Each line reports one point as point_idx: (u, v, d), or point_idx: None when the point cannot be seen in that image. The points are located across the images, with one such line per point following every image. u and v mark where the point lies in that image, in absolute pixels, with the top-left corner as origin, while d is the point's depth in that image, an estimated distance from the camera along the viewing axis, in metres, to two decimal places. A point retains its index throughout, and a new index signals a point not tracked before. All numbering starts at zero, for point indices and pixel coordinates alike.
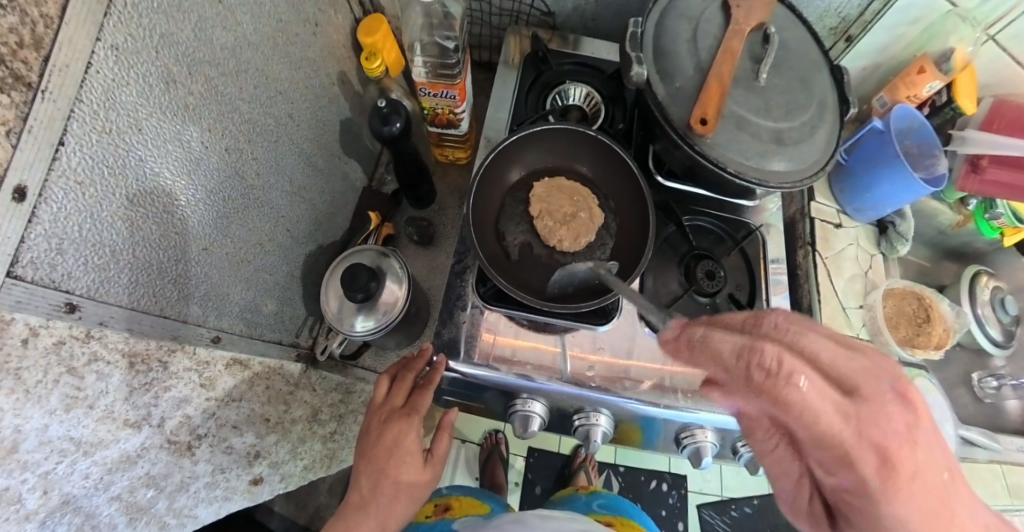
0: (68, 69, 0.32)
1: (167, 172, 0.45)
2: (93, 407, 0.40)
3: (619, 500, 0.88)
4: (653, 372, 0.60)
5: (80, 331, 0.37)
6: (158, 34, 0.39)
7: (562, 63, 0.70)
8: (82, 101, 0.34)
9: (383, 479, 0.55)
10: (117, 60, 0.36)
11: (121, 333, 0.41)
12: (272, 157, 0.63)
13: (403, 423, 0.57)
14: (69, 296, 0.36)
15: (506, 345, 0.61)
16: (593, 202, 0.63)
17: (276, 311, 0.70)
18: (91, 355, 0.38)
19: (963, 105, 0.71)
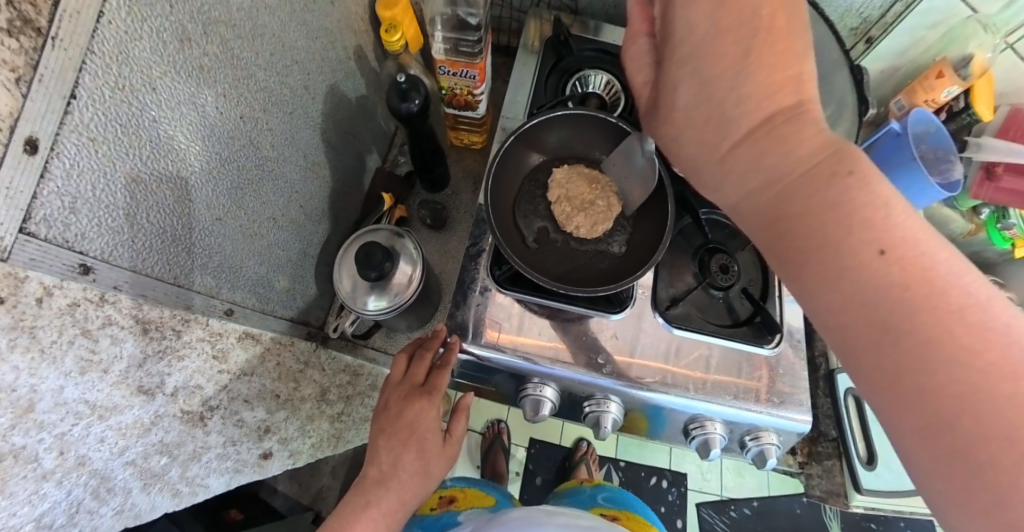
0: (80, 16, 0.31)
1: (181, 135, 0.44)
2: (108, 372, 0.40)
3: (623, 493, 0.89)
4: (655, 369, 0.60)
5: (94, 294, 0.37)
6: None
7: (584, 49, 0.68)
8: (94, 53, 0.33)
9: (405, 454, 0.57)
10: (130, 12, 0.35)
11: (133, 299, 0.41)
12: (288, 130, 0.62)
13: (423, 401, 0.59)
14: (84, 258, 0.36)
15: (508, 341, 0.60)
16: (613, 190, 0.62)
17: (288, 288, 0.70)
18: (106, 319, 0.38)
19: (979, 111, 0.67)
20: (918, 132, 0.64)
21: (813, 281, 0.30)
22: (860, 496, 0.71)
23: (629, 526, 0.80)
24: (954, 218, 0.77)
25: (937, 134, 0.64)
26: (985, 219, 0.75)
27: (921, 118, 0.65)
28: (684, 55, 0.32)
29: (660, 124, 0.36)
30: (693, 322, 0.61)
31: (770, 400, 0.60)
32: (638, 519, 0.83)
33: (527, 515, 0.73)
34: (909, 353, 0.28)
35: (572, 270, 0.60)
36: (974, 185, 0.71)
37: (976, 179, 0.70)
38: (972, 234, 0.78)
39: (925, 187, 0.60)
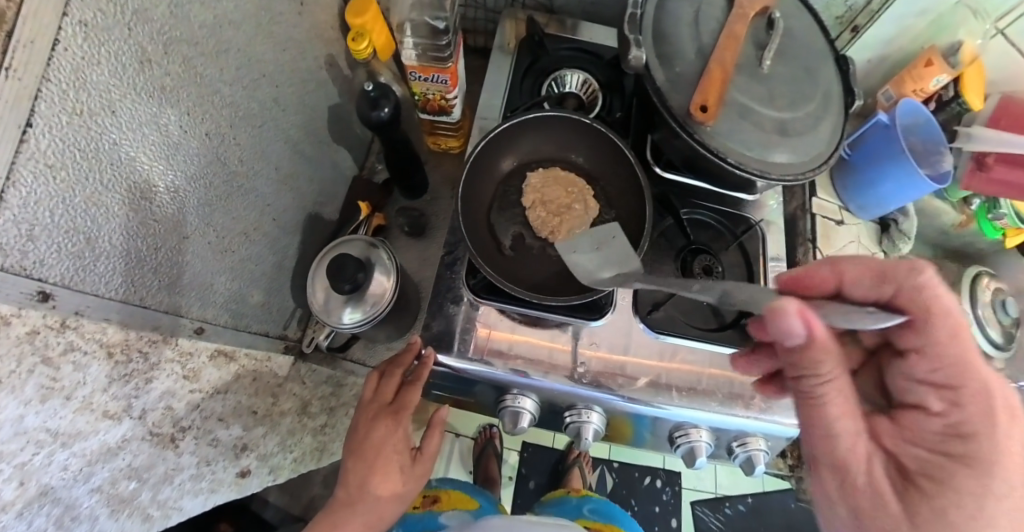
0: (34, 45, 0.30)
1: (144, 156, 0.43)
2: (71, 398, 0.39)
3: (609, 505, 0.88)
4: (648, 368, 0.59)
5: (54, 320, 0.36)
6: (131, 10, 0.38)
7: (559, 49, 0.67)
8: (49, 79, 0.32)
9: (371, 477, 0.57)
10: (86, 37, 0.34)
11: (97, 322, 0.40)
12: (257, 144, 0.61)
13: (389, 421, 0.58)
14: (44, 285, 0.35)
15: (502, 338, 0.59)
16: (589, 194, 0.60)
17: (263, 302, 0.69)
18: (68, 345, 0.37)
19: (970, 100, 0.65)
20: (908, 123, 0.63)
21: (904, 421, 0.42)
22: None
23: None
24: (944, 211, 0.74)
25: (926, 126, 0.63)
26: (975, 210, 0.72)
27: (912, 110, 0.63)
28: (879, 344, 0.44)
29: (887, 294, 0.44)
30: (676, 326, 0.60)
31: (758, 405, 0.58)
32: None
33: (507, 523, 0.72)
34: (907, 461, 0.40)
35: (549, 276, 0.57)
36: (965, 176, 0.68)
37: (966, 170, 0.68)
38: (962, 227, 0.75)
39: (913, 179, 0.58)
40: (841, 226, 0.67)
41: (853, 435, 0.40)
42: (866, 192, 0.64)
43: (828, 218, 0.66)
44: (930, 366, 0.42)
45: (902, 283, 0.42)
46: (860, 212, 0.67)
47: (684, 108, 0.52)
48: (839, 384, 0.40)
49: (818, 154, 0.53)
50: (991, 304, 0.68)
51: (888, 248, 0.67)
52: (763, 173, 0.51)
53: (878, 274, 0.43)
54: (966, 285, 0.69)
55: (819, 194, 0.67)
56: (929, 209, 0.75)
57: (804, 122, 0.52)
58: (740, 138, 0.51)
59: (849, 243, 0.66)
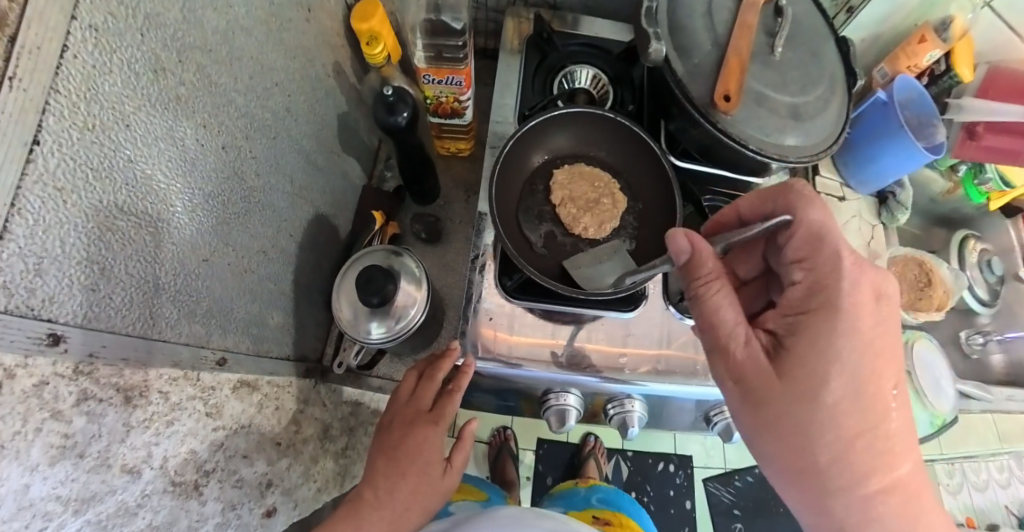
0: (40, 50, 0.26)
1: (160, 174, 0.40)
2: (84, 456, 0.34)
3: (617, 495, 0.89)
4: (648, 357, 0.59)
5: (66, 367, 0.32)
6: (142, 15, 0.34)
7: (568, 44, 0.67)
8: (58, 91, 0.28)
9: (400, 483, 0.53)
10: (97, 43, 0.31)
11: (112, 364, 0.36)
12: (271, 156, 0.58)
13: (428, 429, 0.56)
14: (53, 326, 0.30)
15: (505, 341, 0.59)
16: (615, 186, 0.61)
17: (281, 323, 0.66)
18: (81, 394, 0.33)
19: (961, 73, 0.71)
20: (903, 99, 0.70)
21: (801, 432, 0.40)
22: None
23: None
24: (934, 179, 0.84)
25: (920, 100, 0.70)
26: (962, 176, 0.81)
27: (906, 86, 0.70)
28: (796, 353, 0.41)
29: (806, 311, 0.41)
30: None
31: None
32: (630, 525, 0.83)
33: (517, 514, 0.66)
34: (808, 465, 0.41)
35: (587, 268, 0.57)
36: (957, 145, 0.76)
37: (959, 139, 0.75)
38: (950, 193, 0.85)
39: (912, 151, 0.65)
40: (843, 201, 0.74)
41: (739, 317, 0.42)
42: (863, 168, 0.71)
43: (832, 196, 0.73)
44: (801, 260, 0.43)
45: (781, 202, 0.46)
46: (857, 188, 0.74)
47: (706, 99, 0.53)
48: (724, 291, 0.43)
49: (827, 136, 0.55)
50: (980, 266, 0.86)
51: (886, 218, 0.75)
52: (782, 156, 0.53)
53: (768, 204, 0.47)
54: (956, 250, 0.87)
55: (822, 172, 0.74)
56: (922, 178, 0.84)
57: (815, 105, 0.55)
58: (759, 124, 0.53)
59: (851, 218, 0.74)
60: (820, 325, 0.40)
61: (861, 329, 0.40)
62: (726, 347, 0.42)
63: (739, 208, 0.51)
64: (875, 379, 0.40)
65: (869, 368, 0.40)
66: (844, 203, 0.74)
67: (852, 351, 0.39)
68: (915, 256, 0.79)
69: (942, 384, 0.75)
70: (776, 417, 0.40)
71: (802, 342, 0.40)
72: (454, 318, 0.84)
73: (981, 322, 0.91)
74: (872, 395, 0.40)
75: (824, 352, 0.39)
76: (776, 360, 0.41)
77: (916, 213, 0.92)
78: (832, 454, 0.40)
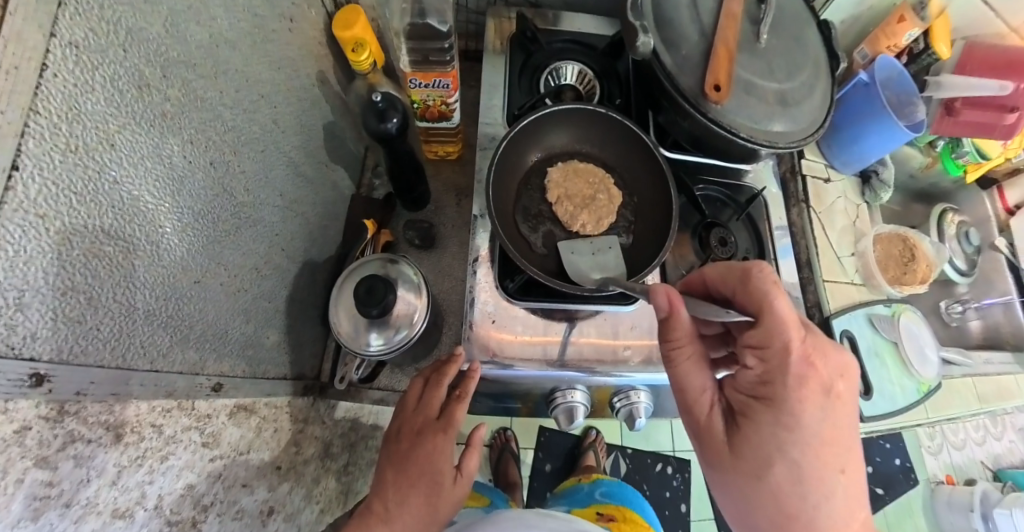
0: (18, 71, 0.25)
1: (148, 195, 0.38)
2: (71, 505, 0.31)
3: (620, 488, 0.88)
4: (647, 346, 0.59)
5: (50, 409, 0.29)
6: (125, 31, 0.33)
7: (553, 42, 0.68)
8: (38, 112, 0.26)
9: (410, 495, 0.52)
10: (78, 62, 0.29)
11: (101, 400, 0.33)
12: (260, 170, 0.56)
13: (438, 439, 0.54)
14: (36, 365, 0.28)
15: (506, 344, 0.59)
16: (610, 182, 0.61)
17: (278, 342, 0.64)
18: (67, 437, 0.31)
19: (939, 50, 0.73)
20: (885, 78, 0.74)
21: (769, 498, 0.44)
22: (863, 426, 0.71)
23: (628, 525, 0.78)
24: (914, 155, 0.88)
25: (900, 79, 0.73)
26: (940, 150, 0.86)
27: (886, 66, 0.74)
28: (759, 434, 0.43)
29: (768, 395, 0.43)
30: None
31: None
32: (634, 517, 0.81)
33: (520, 517, 0.62)
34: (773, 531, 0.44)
35: (585, 262, 0.57)
36: (935, 122, 0.78)
37: (938, 115, 0.78)
38: (930, 167, 0.90)
39: (894, 131, 0.70)
40: (829, 183, 0.80)
41: (705, 384, 0.46)
42: (849, 149, 0.76)
43: (817, 178, 0.79)
44: (756, 346, 0.44)
45: (740, 288, 0.45)
46: (843, 168, 0.80)
47: (696, 89, 0.54)
48: (692, 356, 0.46)
49: (812, 121, 0.57)
50: (959, 237, 0.91)
51: (870, 198, 0.81)
52: (772, 143, 0.54)
53: (730, 281, 0.46)
54: (935, 223, 0.91)
55: (807, 155, 0.79)
56: (902, 155, 0.89)
57: (800, 90, 0.57)
58: (748, 112, 0.54)
59: (838, 198, 0.80)
60: (768, 416, 0.42)
61: (803, 424, 0.41)
62: (692, 411, 0.47)
63: (706, 276, 0.49)
64: (819, 464, 0.42)
65: (812, 456, 0.42)
66: (830, 185, 0.80)
67: (804, 435, 0.41)
68: (899, 233, 0.83)
69: (926, 354, 0.77)
70: (729, 484, 0.45)
71: (750, 428, 0.43)
72: (454, 323, 0.83)
73: (960, 292, 0.95)
74: (816, 477, 0.42)
75: (767, 441, 0.42)
76: (728, 435, 0.44)
77: (897, 189, 0.98)
78: (781, 524, 0.43)
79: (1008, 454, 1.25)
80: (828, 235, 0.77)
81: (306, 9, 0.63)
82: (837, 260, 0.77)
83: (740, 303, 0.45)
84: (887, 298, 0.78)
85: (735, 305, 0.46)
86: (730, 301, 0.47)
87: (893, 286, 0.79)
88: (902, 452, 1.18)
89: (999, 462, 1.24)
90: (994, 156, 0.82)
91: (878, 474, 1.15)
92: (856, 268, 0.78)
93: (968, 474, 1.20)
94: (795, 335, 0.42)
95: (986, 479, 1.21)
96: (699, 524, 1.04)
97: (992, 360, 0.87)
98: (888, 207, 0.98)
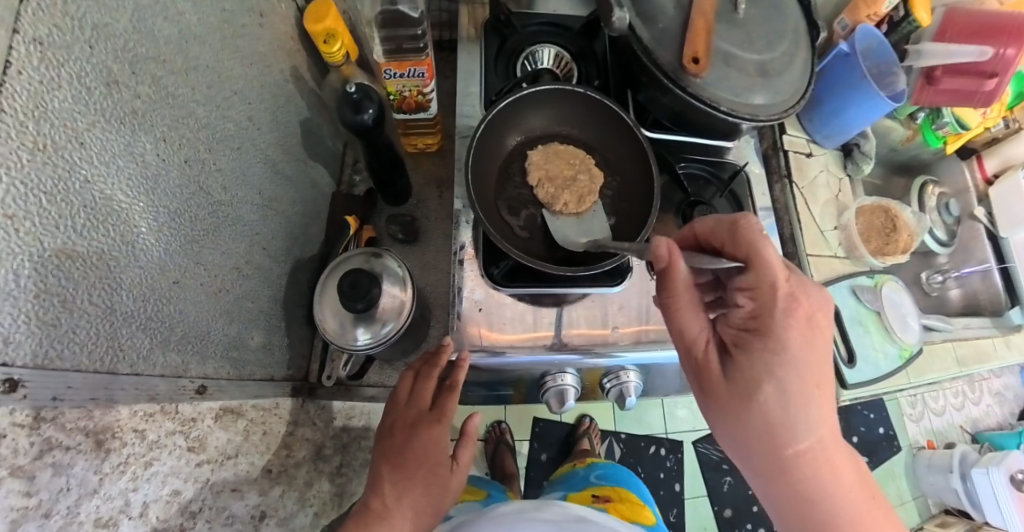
0: None
1: (121, 193, 0.36)
2: (50, 515, 0.29)
3: (616, 469, 0.88)
4: (635, 327, 0.59)
5: (25, 416, 0.28)
6: (90, 25, 0.32)
7: (528, 25, 0.66)
8: (5, 109, 0.25)
9: (409, 489, 0.51)
10: (44, 58, 0.28)
11: (79, 407, 0.32)
12: (237, 167, 0.54)
13: (433, 430, 0.54)
14: (10, 371, 0.27)
15: (494, 335, 0.58)
16: (592, 163, 0.61)
17: (262, 343, 0.63)
18: (44, 444, 0.29)
19: (919, 17, 0.74)
20: (864, 48, 0.74)
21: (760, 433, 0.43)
22: (846, 392, 0.73)
23: (625, 505, 0.78)
24: (895, 127, 0.89)
25: (879, 48, 0.74)
26: (922, 122, 0.86)
27: (866, 35, 0.74)
28: (754, 366, 0.42)
29: (761, 324, 0.42)
30: None
31: None
32: (630, 497, 0.81)
33: (518, 508, 0.61)
34: (760, 456, 0.43)
35: (572, 239, 0.57)
36: (915, 91, 0.79)
37: (918, 84, 0.79)
38: (909, 139, 0.91)
39: (875, 101, 0.71)
40: (811, 157, 0.80)
41: (702, 325, 0.45)
42: (831, 121, 0.77)
43: (800, 152, 0.79)
44: (746, 288, 0.44)
45: (729, 237, 0.45)
46: (825, 141, 0.80)
47: (675, 63, 0.54)
48: (688, 302, 0.45)
49: (793, 92, 0.57)
50: (938, 208, 0.93)
51: (852, 170, 0.82)
52: (754, 116, 0.54)
53: (718, 232, 0.46)
54: (916, 194, 0.93)
55: (789, 131, 0.80)
56: (882, 128, 0.90)
57: (780, 61, 0.57)
58: (728, 84, 0.54)
59: (820, 172, 0.80)
60: (759, 345, 0.42)
61: (791, 349, 0.41)
62: (688, 350, 0.46)
63: (696, 230, 0.49)
64: (806, 388, 0.41)
65: (798, 376, 0.41)
66: (812, 159, 0.80)
67: (794, 359, 0.41)
68: (880, 204, 0.84)
69: (909, 322, 0.79)
70: (721, 411, 0.44)
71: (743, 358, 0.42)
72: (441, 316, 0.82)
73: (939, 261, 0.97)
74: (803, 396, 0.42)
75: (758, 368, 0.42)
76: (722, 368, 0.44)
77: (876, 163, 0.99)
78: (769, 446, 0.43)
79: (984, 418, 1.29)
80: (811, 209, 0.78)
81: (276, 4, 0.61)
82: (820, 233, 0.78)
83: (729, 254, 0.45)
84: (869, 269, 0.80)
85: (724, 256, 0.46)
86: (720, 252, 0.46)
87: (875, 258, 0.79)
88: (886, 421, 1.20)
89: (977, 425, 1.28)
90: (973, 126, 0.83)
91: (865, 444, 1.18)
92: (838, 242, 0.79)
93: (947, 437, 1.23)
94: (781, 273, 0.42)
95: (965, 442, 1.24)
96: (692, 501, 1.06)
97: (970, 324, 0.90)
98: (868, 179, 0.99)
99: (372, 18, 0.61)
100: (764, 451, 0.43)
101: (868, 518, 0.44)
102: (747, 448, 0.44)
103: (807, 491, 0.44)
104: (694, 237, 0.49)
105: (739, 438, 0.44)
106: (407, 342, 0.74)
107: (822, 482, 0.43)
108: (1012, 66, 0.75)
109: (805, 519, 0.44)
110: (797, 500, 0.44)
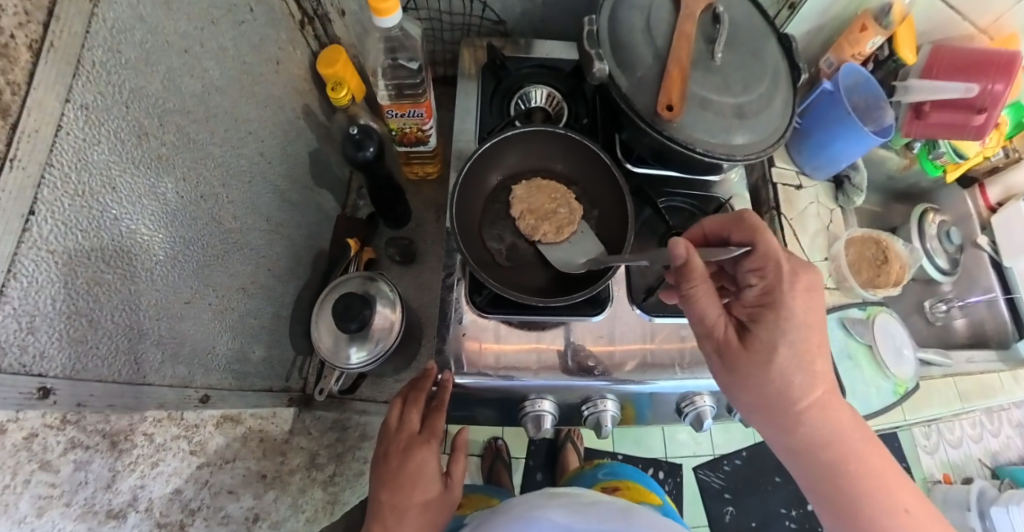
0: (37, 134, 0.29)
1: (144, 227, 0.42)
2: (70, 504, 0.34)
3: (623, 465, 0.90)
4: (635, 350, 0.61)
5: (54, 418, 0.33)
6: (127, 89, 0.37)
7: (521, 67, 0.71)
8: (52, 164, 0.31)
9: (409, 507, 0.56)
10: (87, 120, 0.34)
11: (100, 411, 0.37)
12: (248, 198, 0.60)
13: (424, 450, 0.58)
14: (43, 380, 0.32)
15: (493, 350, 0.60)
16: (572, 197, 0.64)
17: (264, 357, 0.68)
18: (69, 443, 0.34)
19: (904, 56, 0.75)
20: (851, 84, 0.75)
21: (779, 390, 0.45)
22: None
23: (632, 495, 0.81)
24: (891, 156, 0.90)
25: (867, 83, 0.75)
26: (918, 151, 0.87)
27: (852, 72, 0.75)
28: (768, 329, 0.45)
29: (767, 294, 0.46)
30: (668, 306, 0.63)
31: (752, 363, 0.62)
32: (641, 489, 0.83)
33: (527, 499, 0.64)
34: (777, 415, 0.46)
35: (563, 253, 0.62)
36: (905, 124, 0.80)
37: (908, 118, 0.80)
38: (906, 167, 0.91)
39: (862, 135, 0.71)
40: (801, 188, 0.82)
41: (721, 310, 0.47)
42: (819, 154, 0.78)
43: (789, 185, 0.81)
44: (754, 270, 0.48)
45: (734, 227, 0.51)
46: (815, 173, 0.81)
47: (651, 109, 0.57)
48: (708, 294, 0.46)
49: (771, 130, 0.59)
50: (939, 236, 0.91)
51: (844, 202, 0.83)
52: (729, 155, 0.57)
53: (723, 225, 0.52)
54: (916, 221, 0.91)
55: (778, 163, 0.82)
56: (877, 157, 0.91)
57: (758, 102, 0.59)
58: (704, 125, 0.57)
59: (810, 203, 0.82)
60: (770, 313, 0.46)
61: (798, 314, 0.45)
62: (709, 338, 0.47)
63: (704, 227, 0.54)
64: (811, 344, 0.45)
65: (803, 336, 0.45)
66: (801, 190, 0.82)
67: (800, 319, 0.45)
68: (872, 234, 0.83)
69: (902, 355, 0.79)
70: (742, 380, 0.46)
71: (760, 328, 0.46)
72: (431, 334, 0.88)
73: (943, 290, 0.96)
74: (808, 352, 0.45)
75: (773, 335, 0.45)
76: (740, 341, 0.46)
77: (876, 191, 1.00)
78: (784, 399, 0.45)
79: (1004, 450, 1.24)
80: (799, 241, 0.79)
81: (291, 51, 0.67)
82: None
83: (736, 241, 0.50)
84: (862, 301, 0.80)
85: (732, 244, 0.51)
86: (727, 241, 0.52)
87: (868, 289, 0.80)
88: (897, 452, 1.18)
89: (996, 458, 1.23)
90: (971, 155, 0.82)
91: None
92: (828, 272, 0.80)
93: (965, 471, 1.19)
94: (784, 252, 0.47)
95: (983, 476, 1.20)
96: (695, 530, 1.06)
97: (974, 358, 0.89)
98: (866, 208, 1.00)
99: (376, 66, 0.66)
100: (782, 410, 0.46)
101: (873, 461, 0.48)
102: (765, 409, 0.46)
103: (817, 440, 0.47)
104: (701, 233, 0.55)
105: (759, 399, 0.46)
106: (400, 359, 0.79)
107: (829, 429, 0.46)
108: (1002, 101, 0.74)
109: (811, 460, 0.47)
110: (810, 453, 0.47)
